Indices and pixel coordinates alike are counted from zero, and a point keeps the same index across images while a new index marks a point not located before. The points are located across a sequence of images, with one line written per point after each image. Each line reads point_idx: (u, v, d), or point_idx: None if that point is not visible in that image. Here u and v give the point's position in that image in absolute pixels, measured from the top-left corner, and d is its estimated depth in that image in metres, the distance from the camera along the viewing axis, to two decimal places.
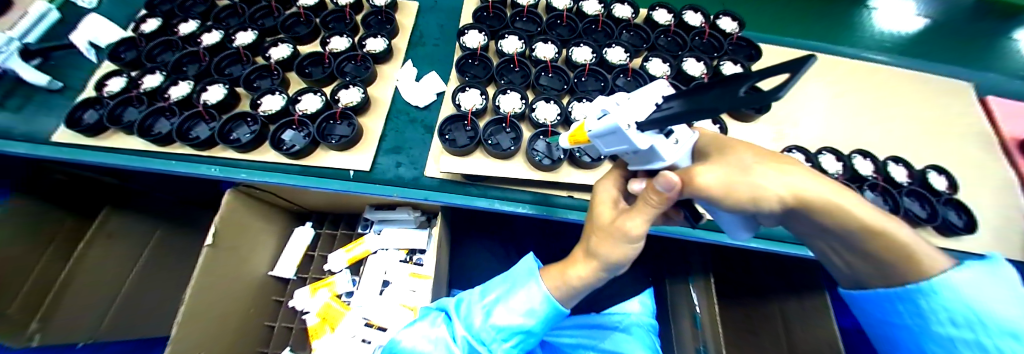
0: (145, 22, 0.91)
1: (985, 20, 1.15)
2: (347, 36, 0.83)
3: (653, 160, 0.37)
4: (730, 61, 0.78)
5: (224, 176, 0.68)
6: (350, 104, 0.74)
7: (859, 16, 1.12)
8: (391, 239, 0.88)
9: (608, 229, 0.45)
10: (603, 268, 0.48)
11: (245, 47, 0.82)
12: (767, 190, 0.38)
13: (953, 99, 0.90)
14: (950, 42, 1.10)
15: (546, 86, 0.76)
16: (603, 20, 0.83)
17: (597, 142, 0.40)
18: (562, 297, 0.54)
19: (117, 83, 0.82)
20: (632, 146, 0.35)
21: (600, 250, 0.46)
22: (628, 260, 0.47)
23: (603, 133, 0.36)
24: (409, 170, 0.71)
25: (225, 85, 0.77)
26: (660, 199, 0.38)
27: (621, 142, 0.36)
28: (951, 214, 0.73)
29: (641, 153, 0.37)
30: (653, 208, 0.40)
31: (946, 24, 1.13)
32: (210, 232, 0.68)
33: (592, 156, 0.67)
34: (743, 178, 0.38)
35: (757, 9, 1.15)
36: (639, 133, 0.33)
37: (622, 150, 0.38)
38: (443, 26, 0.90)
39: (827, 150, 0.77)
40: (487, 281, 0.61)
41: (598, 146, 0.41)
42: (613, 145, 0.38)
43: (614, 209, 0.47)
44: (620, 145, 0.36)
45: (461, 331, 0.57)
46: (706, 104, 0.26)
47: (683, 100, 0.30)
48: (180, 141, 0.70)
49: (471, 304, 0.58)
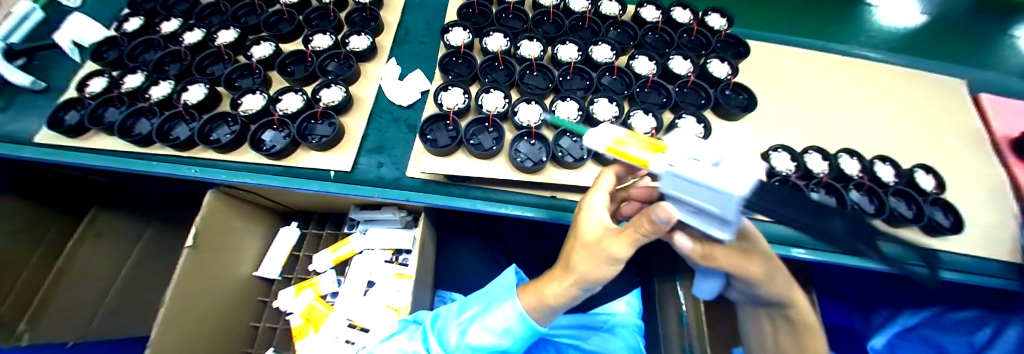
0: (128, 21, 0.90)
1: (979, 17, 1.13)
2: (330, 34, 0.81)
3: (716, 223, 0.32)
4: (717, 58, 0.77)
5: (205, 177, 0.67)
6: (332, 103, 0.72)
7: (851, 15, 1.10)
8: (377, 239, 0.88)
9: (589, 250, 0.44)
10: (577, 287, 0.48)
11: (226, 46, 0.80)
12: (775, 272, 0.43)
13: (945, 97, 0.89)
14: (942, 40, 1.09)
15: (531, 85, 0.74)
16: (589, 17, 0.81)
17: (669, 178, 0.29)
18: (537, 317, 0.56)
19: (98, 83, 0.80)
20: (725, 212, 0.28)
21: (580, 271, 0.46)
22: (603, 283, 0.48)
23: (701, 186, 0.26)
24: (391, 171, 0.70)
25: (206, 84, 0.75)
26: (653, 230, 0.35)
27: (713, 203, 0.28)
28: (938, 214, 0.73)
29: (712, 216, 0.31)
30: (643, 236, 0.37)
31: (940, 21, 1.11)
32: (191, 233, 0.68)
33: (575, 156, 0.68)
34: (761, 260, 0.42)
35: (758, 6, 1.14)
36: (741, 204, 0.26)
37: (691, 205, 0.31)
38: (428, 22, 0.89)
39: (782, 147, 0.74)
40: (465, 298, 0.63)
41: (664, 182, 0.30)
42: (694, 196, 0.29)
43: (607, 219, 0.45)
44: (705, 201, 0.28)
45: (436, 349, 0.59)
46: (830, 237, 0.24)
47: (791, 204, 0.26)
48: (159, 141, 0.69)
49: (448, 320, 0.61)
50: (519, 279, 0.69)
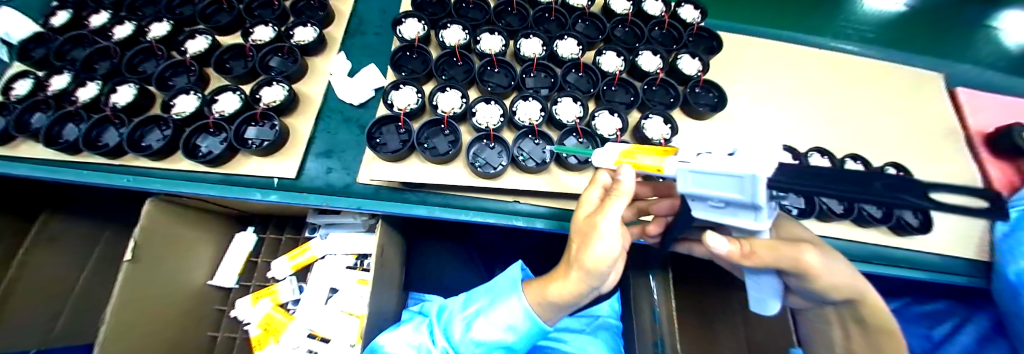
0: (56, 15, 0.80)
1: (931, 21, 1.17)
2: (272, 25, 0.74)
3: (740, 216, 0.35)
4: (689, 54, 0.73)
5: (136, 186, 0.61)
6: (273, 103, 0.66)
7: (804, 22, 1.14)
8: (338, 244, 0.84)
9: (583, 233, 0.47)
10: (583, 279, 0.48)
11: (158, 41, 0.73)
12: (844, 279, 0.42)
13: (921, 91, 0.87)
14: (895, 43, 1.13)
15: (491, 83, 0.69)
16: (556, 8, 0.76)
17: (687, 177, 0.37)
18: (543, 313, 0.57)
19: (24, 86, 0.71)
20: (747, 197, 0.31)
21: (584, 264, 0.46)
22: (608, 271, 0.48)
23: (726, 174, 0.32)
24: (341, 176, 0.66)
25: (135, 84, 0.67)
26: (624, 189, 0.43)
27: (733, 190, 0.32)
28: (908, 214, 0.72)
29: (737, 208, 0.34)
30: (620, 200, 0.43)
31: (891, 25, 1.16)
32: (129, 246, 0.62)
33: (536, 160, 0.63)
34: (832, 263, 0.41)
35: (729, 6, 1.17)
36: (766, 190, 0.30)
37: (713, 198, 0.35)
38: (384, 11, 0.83)
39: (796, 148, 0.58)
40: (469, 291, 0.63)
41: (681, 183, 0.38)
42: (712, 187, 0.34)
43: (593, 208, 0.49)
44: (724, 190, 0.33)
45: (441, 342, 0.60)
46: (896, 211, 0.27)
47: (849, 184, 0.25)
48: (86, 149, 0.62)
49: (453, 314, 0.61)
50: (524, 274, 0.69)
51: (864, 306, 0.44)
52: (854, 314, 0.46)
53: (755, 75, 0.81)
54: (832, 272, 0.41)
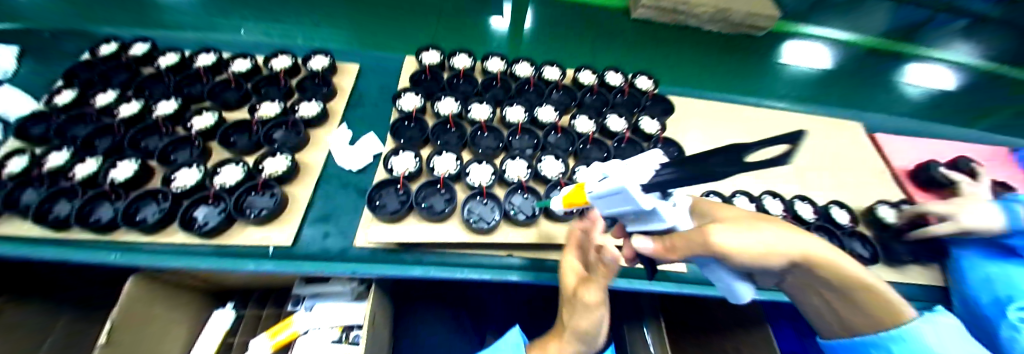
0: (60, 93, 0.82)
1: (840, 81, 1.43)
2: (278, 101, 0.82)
3: (653, 221, 0.39)
4: (648, 115, 0.86)
5: (122, 263, 0.59)
6: (275, 173, 0.70)
7: (739, 86, 1.36)
8: (324, 315, 0.81)
9: (571, 302, 0.50)
10: (574, 341, 0.52)
11: (165, 118, 0.77)
12: (797, 255, 0.35)
13: (847, 137, 1.03)
14: (817, 99, 1.35)
15: (482, 145, 0.77)
16: (534, 81, 0.89)
17: (598, 202, 0.43)
18: None
19: (17, 163, 0.70)
20: (635, 206, 0.36)
21: (573, 327, 0.50)
22: (596, 333, 0.51)
23: (613, 192, 0.37)
24: (337, 241, 0.68)
25: (137, 159, 0.70)
26: (607, 269, 0.45)
27: (626, 203, 0.37)
28: (858, 246, 0.79)
29: (643, 215, 0.39)
30: (604, 278, 0.46)
31: (809, 84, 1.40)
32: (104, 328, 0.58)
33: (526, 213, 0.68)
34: (767, 238, 0.34)
35: (677, 69, 1.37)
36: (643, 195, 0.35)
37: (624, 211, 0.40)
38: (382, 86, 0.93)
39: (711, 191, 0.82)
40: None
41: (599, 207, 0.44)
42: (616, 205, 0.40)
43: (579, 276, 0.52)
44: (623, 205, 0.39)
45: None
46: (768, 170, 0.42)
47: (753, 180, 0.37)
48: (76, 224, 0.61)
49: None
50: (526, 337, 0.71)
51: (842, 280, 0.37)
52: (838, 293, 0.40)
53: (708, 129, 0.94)
54: (777, 262, 0.35)
